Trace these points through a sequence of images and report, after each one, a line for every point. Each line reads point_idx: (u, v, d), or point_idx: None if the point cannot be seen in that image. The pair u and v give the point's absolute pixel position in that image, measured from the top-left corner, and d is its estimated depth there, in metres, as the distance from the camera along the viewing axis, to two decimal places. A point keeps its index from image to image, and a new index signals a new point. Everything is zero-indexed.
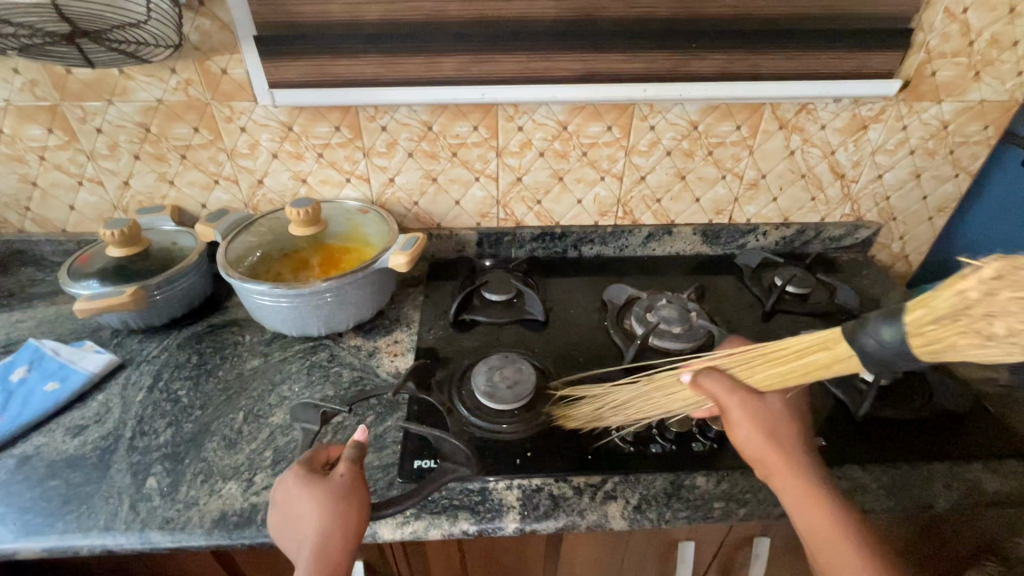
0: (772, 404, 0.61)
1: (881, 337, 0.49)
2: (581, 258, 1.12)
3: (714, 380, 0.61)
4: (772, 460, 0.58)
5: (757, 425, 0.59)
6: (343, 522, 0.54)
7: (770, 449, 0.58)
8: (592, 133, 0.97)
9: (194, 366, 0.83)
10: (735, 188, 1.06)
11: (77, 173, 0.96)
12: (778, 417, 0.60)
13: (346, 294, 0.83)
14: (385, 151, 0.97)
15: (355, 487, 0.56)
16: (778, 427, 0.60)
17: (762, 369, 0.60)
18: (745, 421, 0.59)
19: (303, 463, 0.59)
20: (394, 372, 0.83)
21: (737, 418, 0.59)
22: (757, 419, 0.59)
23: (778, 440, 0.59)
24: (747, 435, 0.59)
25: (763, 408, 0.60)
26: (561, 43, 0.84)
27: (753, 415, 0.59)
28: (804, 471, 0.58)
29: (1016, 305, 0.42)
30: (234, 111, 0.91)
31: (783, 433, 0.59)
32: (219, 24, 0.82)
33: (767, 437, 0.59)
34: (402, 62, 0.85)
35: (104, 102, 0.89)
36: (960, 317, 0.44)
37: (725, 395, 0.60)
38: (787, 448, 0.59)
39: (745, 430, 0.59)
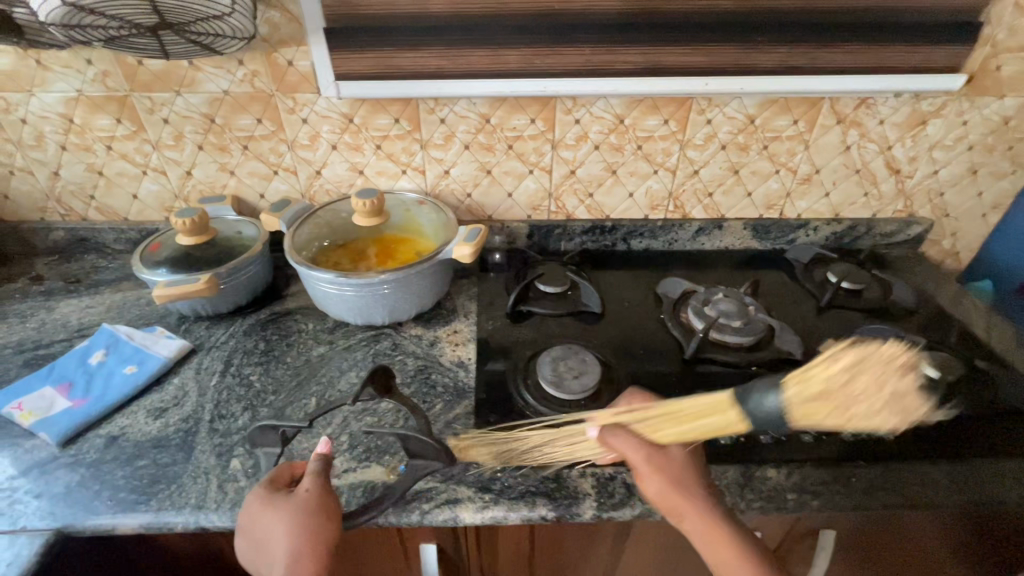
0: (676, 455, 0.61)
1: (764, 402, 0.54)
2: (630, 251, 1.12)
3: (620, 440, 0.61)
4: (680, 510, 0.57)
5: (664, 476, 0.59)
6: (304, 530, 0.56)
7: (680, 501, 0.58)
8: (649, 126, 0.97)
9: (262, 352, 0.85)
10: (788, 183, 1.06)
11: (142, 163, 0.98)
12: (683, 468, 0.60)
13: (411, 282, 0.85)
14: (442, 143, 0.98)
15: (316, 497, 0.58)
16: (684, 477, 0.59)
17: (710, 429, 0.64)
18: (650, 475, 0.59)
19: (266, 483, 0.61)
20: (458, 360, 0.84)
21: (643, 470, 0.59)
22: (665, 470, 0.59)
23: (684, 488, 0.58)
24: (655, 486, 0.59)
25: (669, 458, 0.60)
26: (626, 34, 0.84)
27: (659, 468, 0.59)
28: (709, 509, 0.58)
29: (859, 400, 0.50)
30: (298, 103, 0.92)
31: (691, 483, 0.59)
32: (288, 17, 0.83)
33: (675, 486, 0.58)
34: (468, 54, 0.85)
35: (172, 93, 0.90)
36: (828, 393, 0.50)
37: (632, 453, 0.60)
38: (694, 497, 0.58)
39: (653, 482, 0.59)
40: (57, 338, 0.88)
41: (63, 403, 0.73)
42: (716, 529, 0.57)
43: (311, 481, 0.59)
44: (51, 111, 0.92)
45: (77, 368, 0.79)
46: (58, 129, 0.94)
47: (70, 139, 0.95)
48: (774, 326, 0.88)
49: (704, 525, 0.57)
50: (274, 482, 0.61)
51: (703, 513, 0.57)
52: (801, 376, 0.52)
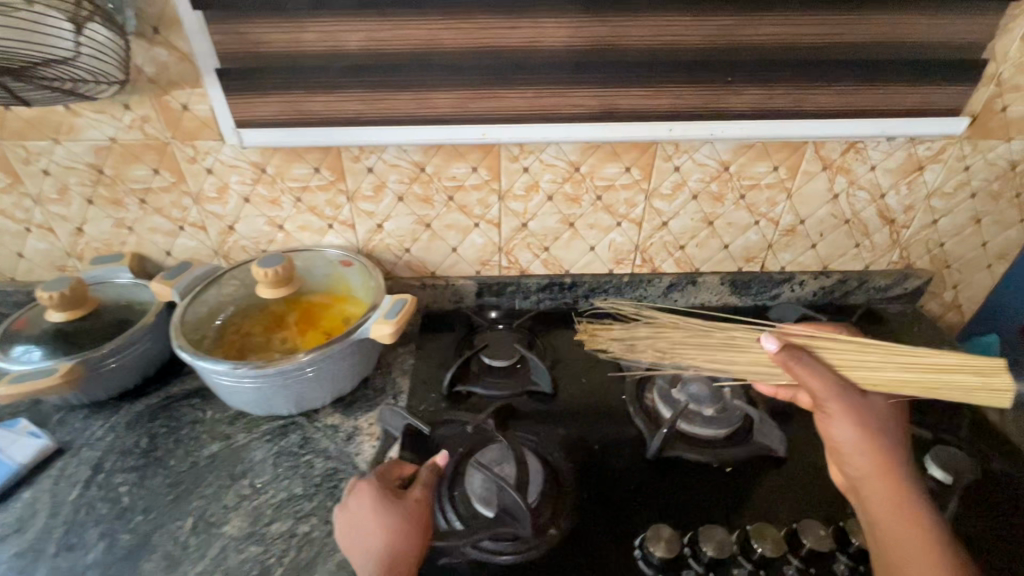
0: (875, 404, 0.59)
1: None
2: (593, 309, 0.99)
3: (813, 370, 0.60)
4: (871, 466, 0.55)
5: (857, 420, 0.57)
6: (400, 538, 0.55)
7: (871, 450, 0.55)
8: (608, 174, 0.85)
9: (142, 453, 0.71)
10: (769, 234, 0.93)
11: (24, 219, 0.85)
12: (880, 417, 0.58)
13: (321, 367, 0.71)
14: (371, 195, 0.85)
15: (421, 510, 0.58)
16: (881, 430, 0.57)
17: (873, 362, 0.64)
18: (845, 417, 0.57)
19: (376, 475, 0.62)
20: (376, 462, 0.70)
21: (835, 409, 0.57)
22: (861, 416, 0.57)
23: (881, 442, 0.56)
24: (845, 431, 0.57)
25: (866, 404, 0.58)
26: (577, 74, 0.72)
27: (852, 411, 0.57)
28: (899, 472, 0.54)
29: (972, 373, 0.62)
30: (199, 151, 0.79)
31: (888, 433, 0.56)
32: (176, 54, 0.70)
33: (869, 436, 0.56)
34: (391, 97, 0.73)
35: (49, 141, 0.77)
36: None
37: (817, 383, 0.59)
38: (890, 454, 0.55)
39: (841, 427, 0.57)
40: None
41: None
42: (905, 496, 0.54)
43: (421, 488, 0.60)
44: None
45: None
46: None
47: None
48: (751, 414, 0.74)
49: (888, 485, 0.54)
50: (382, 476, 0.62)
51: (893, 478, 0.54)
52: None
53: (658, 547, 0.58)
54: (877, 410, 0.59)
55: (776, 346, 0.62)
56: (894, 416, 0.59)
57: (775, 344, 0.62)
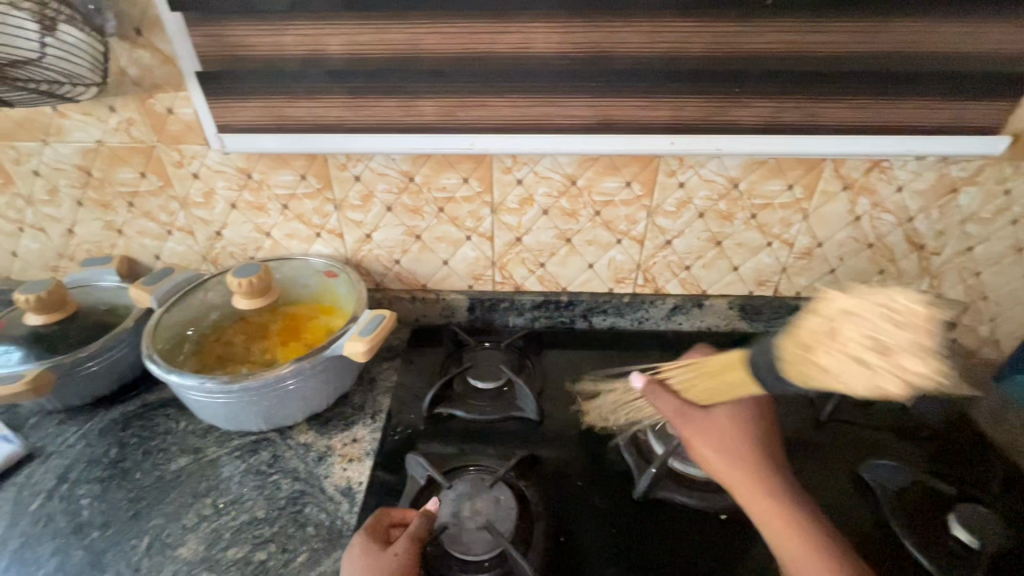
0: (726, 417, 0.61)
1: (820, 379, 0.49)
2: (592, 329, 0.94)
3: (664, 400, 0.63)
4: (732, 480, 0.58)
5: (711, 439, 0.60)
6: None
7: (729, 466, 0.58)
8: (607, 189, 0.80)
9: (110, 464, 0.69)
10: (783, 257, 0.87)
11: (17, 219, 0.85)
12: (733, 430, 0.61)
13: (288, 383, 0.67)
14: (359, 204, 0.82)
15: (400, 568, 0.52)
16: (738, 443, 0.60)
17: (702, 384, 0.62)
18: (696, 439, 0.60)
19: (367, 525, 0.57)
20: (344, 487, 0.66)
21: (689, 435, 0.61)
22: (712, 433, 0.60)
23: (738, 456, 0.59)
24: (703, 453, 0.60)
25: (725, 420, 0.61)
26: (572, 83, 0.67)
27: (704, 430, 0.61)
28: (762, 479, 0.57)
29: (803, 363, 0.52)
30: (185, 156, 0.77)
31: (744, 446, 0.59)
32: (160, 57, 0.69)
33: (723, 453, 0.59)
34: (375, 104, 0.69)
35: (38, 142, 0.77)
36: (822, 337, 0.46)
37: (670, 412, 0.62)
38: (748, 466, 0.58)
39: (699, 449, 0.60)
40: None
41: None
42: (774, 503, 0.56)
43: (408, 542, 0.53)
44: None
45: None
46: None
47: None
48: None
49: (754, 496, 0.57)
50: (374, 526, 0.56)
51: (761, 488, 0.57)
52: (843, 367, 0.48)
53: None
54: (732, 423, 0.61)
55: (643, 383, 0.64)
56: (751, 426, 0.61)
57: (639, 378, 0.64)
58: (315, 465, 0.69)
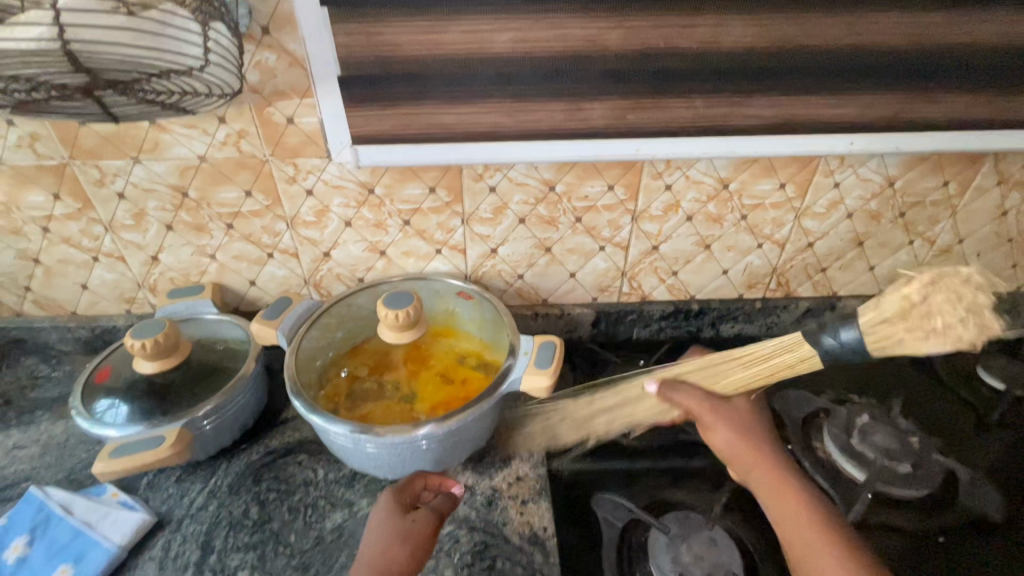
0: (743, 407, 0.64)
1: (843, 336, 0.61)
2: (717, 337, 0.90)
3: (684, 394, 0.64)
4: (751, 462, 0.59)
5: (733, 426, 0.62)
6: (387, 556, 0.52)
7: (750, 452, 0.60)
8: (759, 192, 0.74)
9: (254, 526, 0.61)
10: (922, 255, 0.83)
11: (92, 247, 0.74)
12: (748, 417, 0.64)
13: (466, 430, 0.61)
14: (489, 217, 0.75)
15: (417, 532, 0.55)
16: (752, 426, 0.62)
17: (732, 369, 0.69)
18: (718, 427, 0.62)
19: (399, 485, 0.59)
20: (529, 533, 0.60)
21: (711, 422, 0.62)
22: (732, 425, 0.62)
23: (758, 446, 0.60)
24: (721, 437, 0.62)
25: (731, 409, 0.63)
26: (756, 82, 0.61)
27: (727, 420, 0.62)
28: (789, 474, 0.58)
29: (943, 301, 0.57)
30: (301, 170, 0.68)
31: (761, 440, 0.61)
32: (289, 60, 0.60)
33: (745, 440, 0.60)
34: (537, 108, 0.62)
35: (128, 160, 0.66)
36: (914, 314, 0.57)
37: (699, 406, 0.63)
38: (767, 454, 0.60)
39: (722, 435, 0.61)
40: None
41: None
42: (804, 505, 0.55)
43: (429, 514, 0.57)
44: None
45: None
46: None
47: None
48: (956, 469, 0.65)
49: (785, 495, 0.56)
50: (406, 487, 0.60)
51: (777, 470, 0.58)
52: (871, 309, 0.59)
53: None
54: (749, 431, 0.61)
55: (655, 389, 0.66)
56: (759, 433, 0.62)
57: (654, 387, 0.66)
58: (490, 512, 0.63)
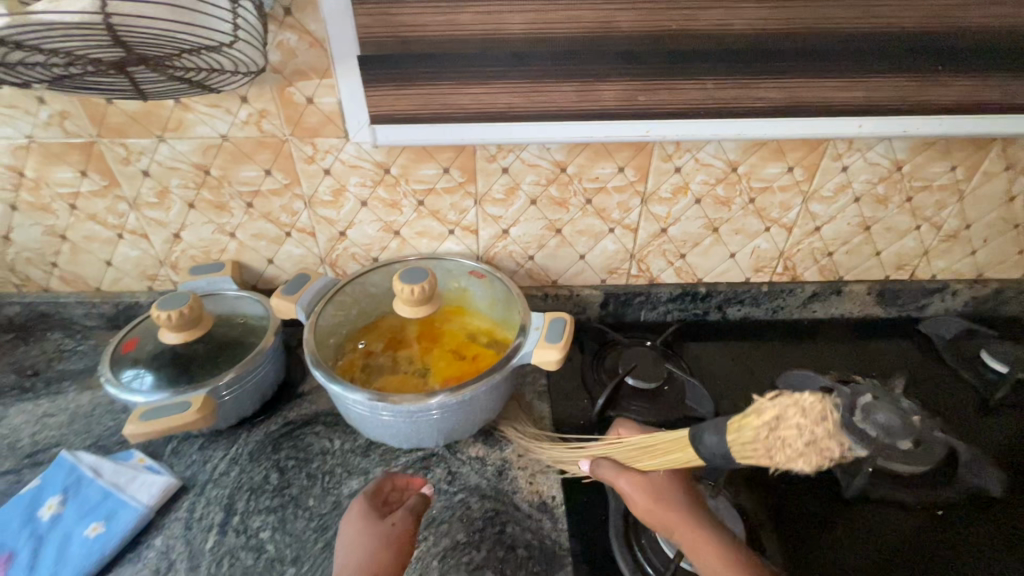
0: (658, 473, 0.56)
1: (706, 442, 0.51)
2: (724, 320, 0.91)
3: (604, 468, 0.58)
4: (669, 526, 0.53)
5: (642, 490, 0.55)
6: (369, 567, 0.49)
7: (666, 515, 0.53)
8: (768, 175, 0.76)
9: (275, 491, 0.63)
10: (929, 240, 0.84)
11: (117, 224, 0.76)
12: (663, 484, 0.55)
13: (477, 400, 0.63)
14: (502, 198, 0.76)
15: (400, 536, 0.52)
16: (668, 487, 0.55)
17: (638, 457, 0.58)
18: (630, 493, 0.55)
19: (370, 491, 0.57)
20: (538, 502, 0.63)
21: (626, 489, 0.55)
22: (642, 485, 0.55)
23: (673, 508, 0.53)
24: (635, 502, 0.55)
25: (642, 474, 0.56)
26: (766, 64, 0.63)
27: (638, 485, 0.55)
28: (712, 537, 0.51)
29: (791, 437, 0.46)
30: (319, 150, 0.70)
31: (674, 499, 0.54)
32: (310, 40, 0.61)
33: (660, 502, 0.54)
34: (550, 89, 0.64)
35: (153, 138, 0.69)
36: (758, 443, 0.47)
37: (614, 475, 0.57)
38: (685, 514, 0.53)
39: (636, 504, 0.55)
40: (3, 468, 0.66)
41: None
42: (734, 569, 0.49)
43: (408, 514, 0.54)
44: None
45: (22, 528, 0.58)
46: (5, 184, 0.72)
47: (23, 197, 0.74)
48: (958, 449, 0.64)
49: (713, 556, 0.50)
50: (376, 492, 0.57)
51: (702, 534, 0.52)
52: (742, 421, 0.48)
53: None
54: (664, 490, 0.54)
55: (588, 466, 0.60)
56: (674, 494, 0.54)
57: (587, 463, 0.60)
58: (501, 481, 0.65)
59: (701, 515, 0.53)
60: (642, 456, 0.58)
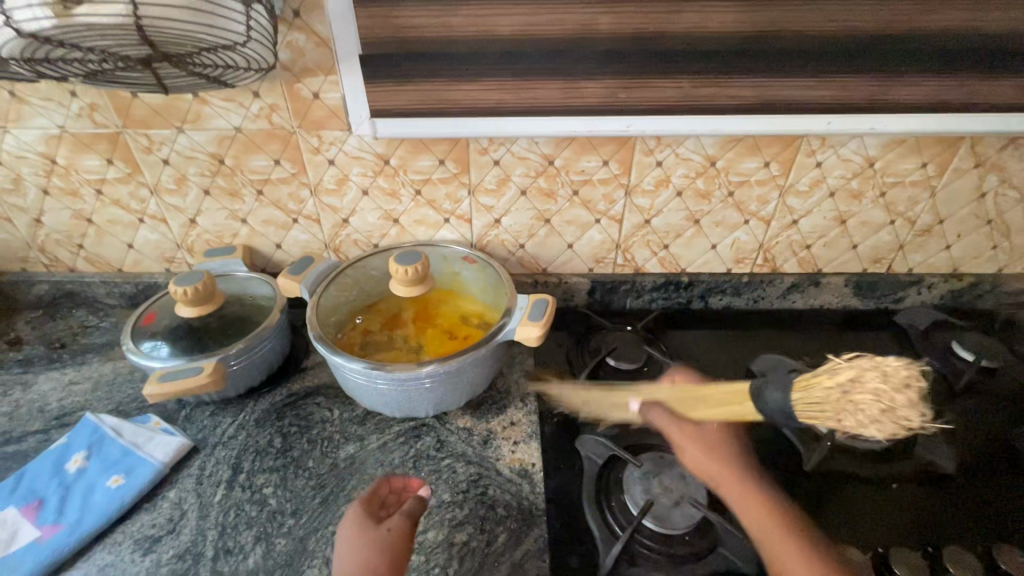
0: (712, 429, 0.62)
1: (774, 399, 0.57)
2: (706, 309, 0.95)
3: (660, 416, 0.64)
4: (720, 478, 0.58)
5: (701, 445, 0.60)
6: (365, 571, 0.50)
7: (719, 467, 0.58)
8: (745, 169, 0.80)
9: (278, 453, 0.69)
10: (903, 234, 0.88)
11: (138, 209, 0.83)
12: (721, 440, 0.61)
13: (464, 372, 0.68)
14: (494, 188, 0.81)
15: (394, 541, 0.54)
16: (722, 445, 0.60)
17: (700, 404, 0.63)
18: (688, 445, 0.60)
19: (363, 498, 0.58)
20: (519, 468, 0.68)
21: (682, 441, 0.61)
22: (701, 441, 0.60)
23: (728, 460, 0.59)
24: (689, 455, 0.60)
25: (700, 431, 0.61)
26: (738, 64, 0.67)
27: (698, 439, 0.61)
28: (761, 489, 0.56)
29: (865, 401, 0.52)
30: (324, 142, 0.76)
31: (730, 454, 0.60)
32: (316, 40, 0.67)
33: (714, 453, 0.59)
34: (536, 87, 0.69)
35: (173, 130, 0.75)
36: (826, 404, 0.53)
37: (668, 422, 0.63)
38: (734, 467, 0.58)
39: (690, 453, 0.60)
40: (32, 428, 0.73)
41: (27, 533, 0.58)
42: (778, 518, 0.54)
43: (401, 520, 0.55)
44: (29, 151, 0.77)
45: (51, 479, 0.64)
46: (39, 171, 0.79)
47: (54, 182, 0.80)
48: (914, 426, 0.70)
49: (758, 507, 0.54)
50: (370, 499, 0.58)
51: (750, 488, 0.56)
52: (807, 382, 0.55)
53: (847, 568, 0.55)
54: (718, 446, 0.60)
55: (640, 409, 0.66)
56: (723, 449, 0.60)
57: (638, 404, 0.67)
58: (486, 449, 0.70)
59: (750, 471, 0.58)
60: (699, 406, 0.63)
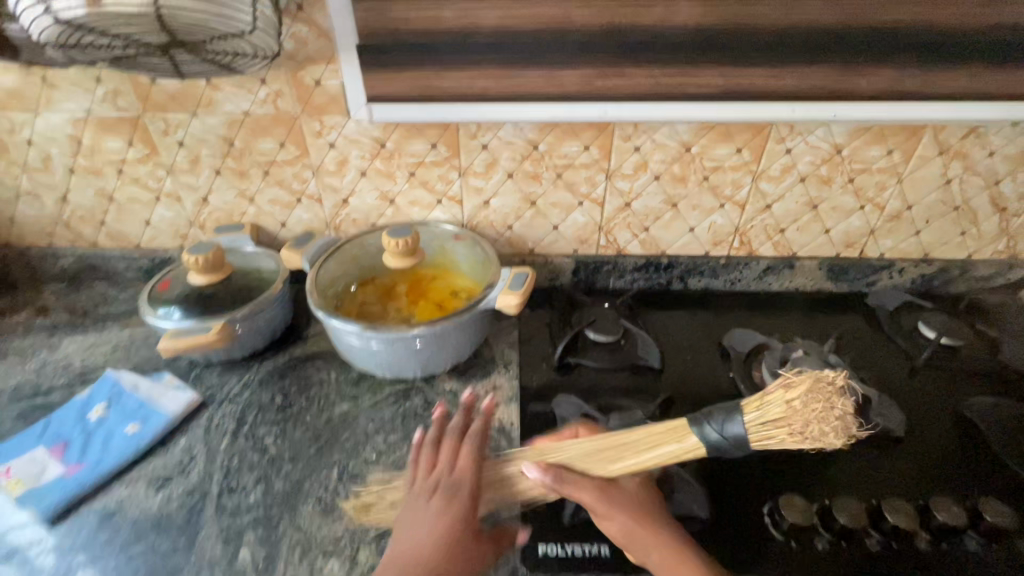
0: (630, 487, 0.60)
1: (728, 429, 0.57)
2: (686, 290, 1.00)
3: (573, 480, 0.59)
4: (644, 547, 0.55)
5: (622, 510, 0.58)
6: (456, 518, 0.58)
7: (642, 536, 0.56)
8: (718, 155, 0.85)
9: (279, 408, 0.75)
10: (873, 220, 0.92)
11: (156, 188, 0.90)
12: (638, 499, 0.59)
13: (448, 335, 0.74)
14: (482, 171, 0.87)
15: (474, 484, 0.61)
16: (644, 507, 0.58)
17: (620, 456, 0.61)
18: (610, 513, 0.57)
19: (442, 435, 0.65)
20: (498, 426, 0.74)
21: (604, 509, 0.57)
22: (619, 503, 0.58)
23: (650, 523, 0.57)
24: (610, 525, 0.57)
25: (619, 492, 0.59)
26: (705, 55, 0.72)
27: (619, 503, 0.58)
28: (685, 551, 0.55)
29: (819, 410, 0.54)
30: (325, 126, 0.82)
31: (650, 515, 0.58)
32: (318, 31, 0.74)
33: (637, 520, 0.57)
34: (519, 75, 0.74)
35: (188, 114, 0.82)
36: (791, 418, 0.54)
37: (588, 489, 0.59)
38: (660, 532, 0.56)
39: (612, 522, 0.57)
40: (58, 384, 0.80)
41: (55, 470, 0.66)
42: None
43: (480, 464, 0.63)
44: (58, 132, 0.85)
45: (76, 426, 0.71)
46: (66, 151, 0.86)
47: (80, 162, 0.88)
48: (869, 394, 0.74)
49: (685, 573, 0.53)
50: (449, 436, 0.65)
51: (675, 551, 0.55)
52: (759, 402, 0.57)
53: (791, 513, 0.60)
54: (637, 510, 0.58)
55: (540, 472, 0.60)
56: (643, 511, 0.58)
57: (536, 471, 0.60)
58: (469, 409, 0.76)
59: (672, 530, 0.57)
60: (602, 459, 0.62)
